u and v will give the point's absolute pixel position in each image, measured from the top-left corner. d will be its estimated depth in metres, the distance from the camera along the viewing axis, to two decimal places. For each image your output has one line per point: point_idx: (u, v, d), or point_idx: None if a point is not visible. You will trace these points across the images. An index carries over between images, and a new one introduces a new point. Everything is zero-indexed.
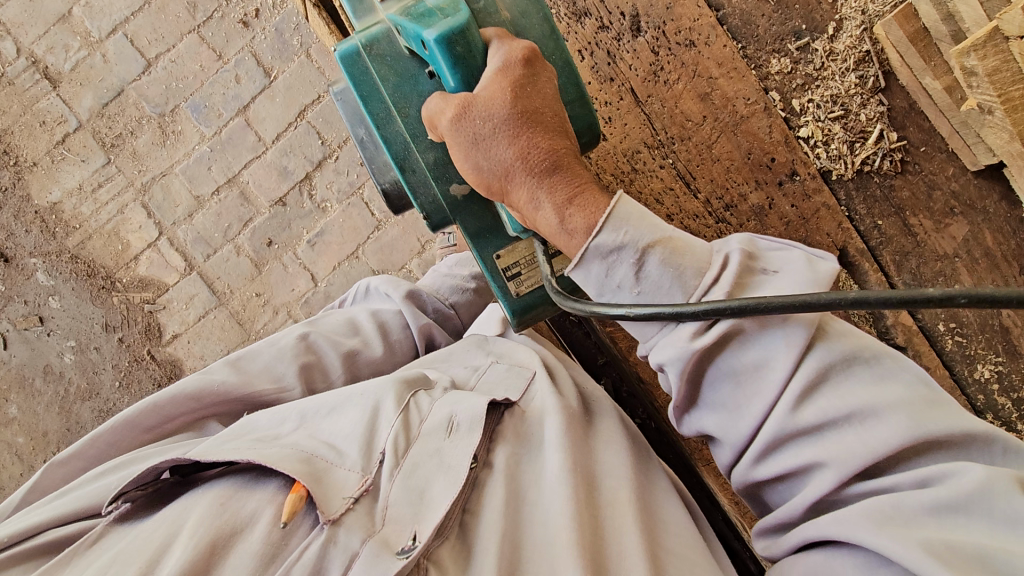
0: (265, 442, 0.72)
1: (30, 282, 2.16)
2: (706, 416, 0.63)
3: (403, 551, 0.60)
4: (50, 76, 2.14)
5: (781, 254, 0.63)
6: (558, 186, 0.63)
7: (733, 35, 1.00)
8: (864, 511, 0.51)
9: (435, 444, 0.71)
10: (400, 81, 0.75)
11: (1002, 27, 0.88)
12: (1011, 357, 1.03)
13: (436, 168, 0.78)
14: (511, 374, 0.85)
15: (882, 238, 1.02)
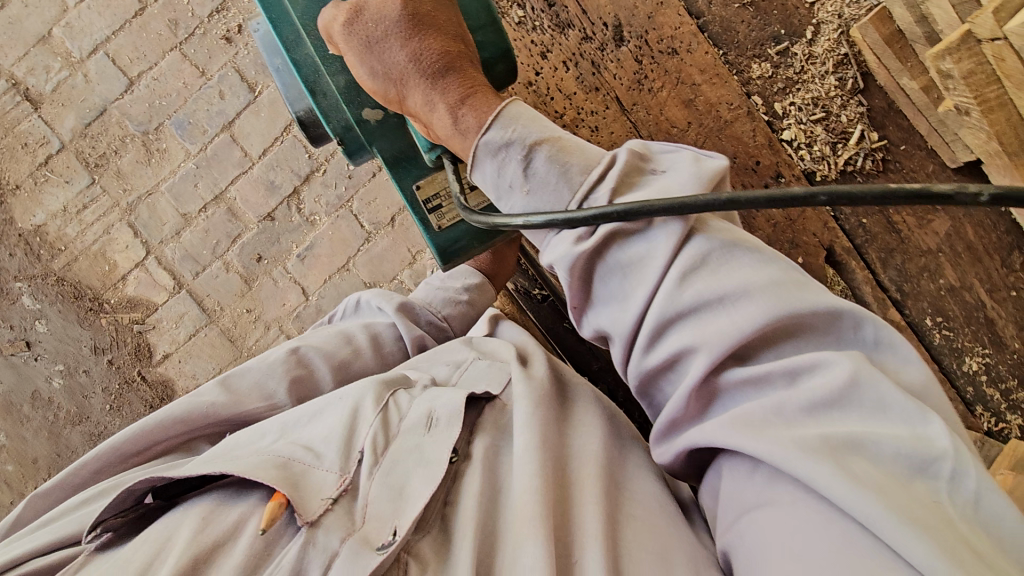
0: (245, 454, 0.72)
1: (16, 306, 2.13)
2: (601, 313, 0.62)
3: (382, 546, 0.60)
4: (31, 97, 2.12)
5: (669, 154, 0.64)
6: (451, 87, 0.67)
7: (714, 42, 1.02)
8: (747, 412, 0.54)
9: (415, 440, 0.71)
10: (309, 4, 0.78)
11: (975, 31, 0.91)
12: (997, 348, 1.05)
13: (347, 92, 0.82)
14: (494, 368, 0.85)
15: (867, 236, 1.05)
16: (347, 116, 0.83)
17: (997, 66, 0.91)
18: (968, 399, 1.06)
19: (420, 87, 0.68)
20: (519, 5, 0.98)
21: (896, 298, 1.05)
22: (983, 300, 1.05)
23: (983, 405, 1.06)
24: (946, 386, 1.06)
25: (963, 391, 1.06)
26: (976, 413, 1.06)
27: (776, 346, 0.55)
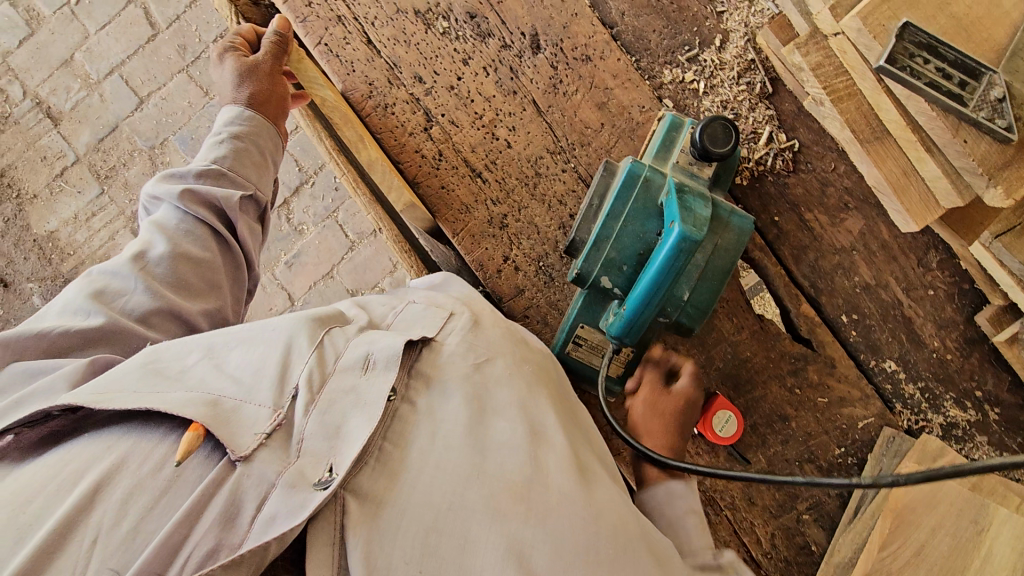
0: (162, 377, 0.64)
1: (26, 306, 2.28)
2: None
3: (321, 482, 0.59)
4: (52, 115, 2.32)
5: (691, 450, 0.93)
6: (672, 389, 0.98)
7: (628, 50, 1.08)
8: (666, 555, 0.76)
9: (351, 380, 0.67)
10: (640, 207, 0.91)
11: (820, 27, 0.91)
12: (915, 347, 1.06)
13: (606, 263, 0.93)
14: (426, 314, 0.82)
15: (780, 233, 1.07)
16: (598, 272, 0.93)
17: (842, 57, 0.90)
18: (886, 396, 1.07)
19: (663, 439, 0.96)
20: (443, 16, 1.06)
21: (811, 294, 1.07)
22: (899, 298, 1.06)
23: (902, 403, 1.06)
24: (863, 382, 1.06)
25: (882, 388, 1.07)
26: (896, 411, 1.06)
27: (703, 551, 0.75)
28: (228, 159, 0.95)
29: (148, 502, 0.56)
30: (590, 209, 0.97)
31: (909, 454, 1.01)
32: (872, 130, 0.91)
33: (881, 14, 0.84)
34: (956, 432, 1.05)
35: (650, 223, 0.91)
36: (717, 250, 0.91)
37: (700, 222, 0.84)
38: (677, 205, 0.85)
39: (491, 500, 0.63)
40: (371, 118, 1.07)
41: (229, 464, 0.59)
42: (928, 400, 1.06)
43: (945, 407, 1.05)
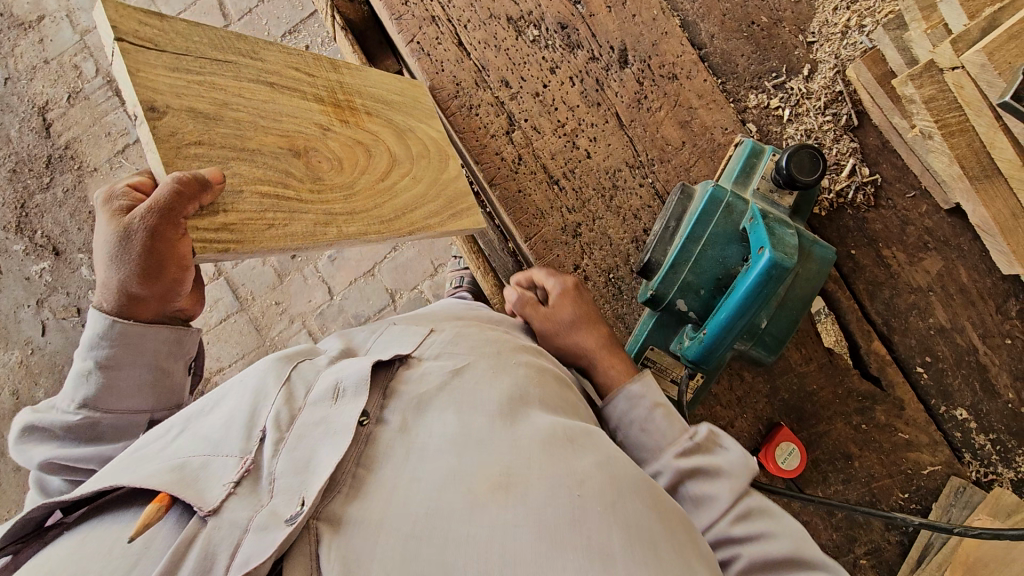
0: (137, 461, 0.64)
1: (75, 276, 2.33)
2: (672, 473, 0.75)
3: (291, 517, 0.56)
4: (121, 94, 2.39)
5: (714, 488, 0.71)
6: None
7: (714, 71, 1.09)
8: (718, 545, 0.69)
9: (322, 411, 0.66)
10: (722, 233, 0.89)
11: (936, 60, 0.93)
12: (989, 396, 1.03)
13: (684, 286, 0.91)
14: (403, 336, 0.82)
15: (855, 267, 1.06)
16: (672, 296, 0.92)
17: (957, 92, 0.92)
18: (955, 443, 1.04)
19: None
20: (534, 25, 1.08)
21: (883, 332, 1.05)
22: (974, 343, 1.03)
23: (971, 452, 1.03)
24: (932, 428, 1.03)
25: (950, 435, 1.04)
26: (964, 460, 1.03)
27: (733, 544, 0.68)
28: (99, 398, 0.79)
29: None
30: (664, 232, 0.95)
31: (980, 507, 0.98)
32: (982, 166, 0.94)
33: (1010, 50, 0.84)
34: None
35: (730, 250, 0.89)
36: (799, 280, 0.89)
37: (786, 253, 0.81)
38: (762, 234, 0.83)
39: (469, 492, 0.58)
40: (454, 117, 1.07)
41: (199, 520, 0.56)
42: (999, 453, 1.03)
43: (1017, 462, 1.02)
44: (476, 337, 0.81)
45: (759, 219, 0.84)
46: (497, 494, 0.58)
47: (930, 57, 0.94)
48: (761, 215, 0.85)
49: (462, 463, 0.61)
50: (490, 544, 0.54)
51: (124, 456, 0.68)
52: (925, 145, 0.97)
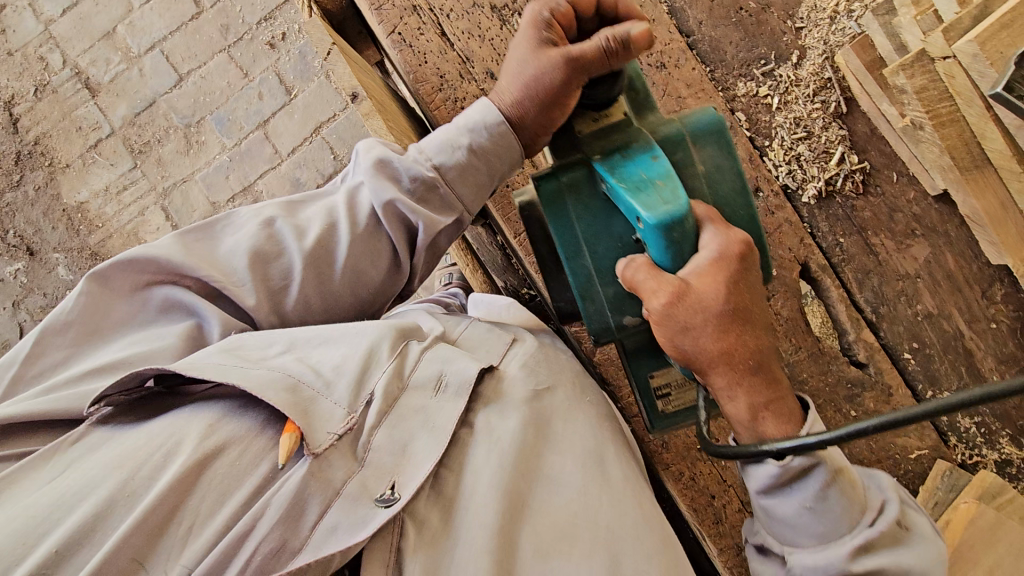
0: (251, 362, 0.74)
1: (51, 276, 2.26)
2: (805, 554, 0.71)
3: (383, 499, 0.69)
4: (90, 86, 2.31)
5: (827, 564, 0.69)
6: (756, 389, 0.72)
7: (703, 59, 1.07)
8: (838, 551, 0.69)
9: (423, 400, 0.77)
10: (594, 220, 0.83)
11: (928, 50, 0.97)
12: (975, 380, 1.04)
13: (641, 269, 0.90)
14: (492, 334, 0.88)
15: (844, 255, 1.05)
16: (610, 322, 0.86)
17: (948, 82, 0.98)
18: (941, 427, 1.05)
19: (725, 372, 0.72)
20: (519, 14, 1.05)
21: (871, 319, 1.06)
22: (961, 329, 1.05)
23: (957, 436, 1.05)
24: None
25: (937, 420, 1.05)
26: (950, 444, 1.05)
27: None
28: (453, 170, 0.86)
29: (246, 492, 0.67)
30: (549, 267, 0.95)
31: (967, 489, 1.00)
32: (973, 158, 1.00)
33: (999, 40, 0.93)
34: (1011, 470, 1.04)
35: (614, 228, 0.84)
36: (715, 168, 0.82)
37: (664, 207, 0.71)
38: (636, 199, 0.72)
39: (540, 538, 0.73)
40: (438, 112, 1.04)
41: (303, 459, 0.69)
42: (983, 435, 1.04)
43: (1000, 444, 1.03)
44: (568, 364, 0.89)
45: (613, 184, 0.74)
46: (557, 526, 0.74)
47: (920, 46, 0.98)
48: (608, 175, 0.76)
49: (538, 507, 0.75)
50: None
51: (225, 345, 0.76)
52: (915, 137, 1.01)
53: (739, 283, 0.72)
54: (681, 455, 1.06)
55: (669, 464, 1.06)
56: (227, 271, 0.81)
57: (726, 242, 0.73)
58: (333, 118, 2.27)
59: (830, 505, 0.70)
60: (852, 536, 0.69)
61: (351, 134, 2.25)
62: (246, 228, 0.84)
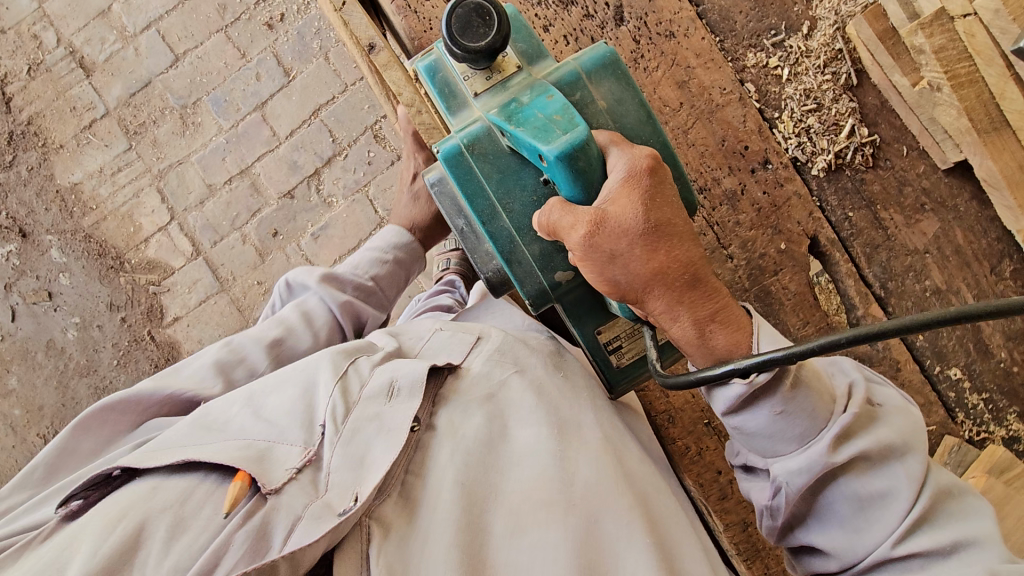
0: (207, 432, 0.79)
1: (44, 259, 2.25)
2: (789, 464, 0.71)
3: (343, 511, 0.68)
4: (84, 65, 2.27)
5: (812, 468, 0.69)
6: (697, 302, 0.70)
7: (712, 29, 1.05)
8: (821, 454, 0.69)
9: (376, 408, 0.80)
10: (504, 176, 0.83)
11: (948, 9, 0.99)
12: (982, 356, 1.04)
13: (544, 257, 0.84)
14: (452, 341, 0.94)
15: (852, 230, 1.04)
16: (542, 281, 0.85)
17: (966, 42, 0.99)
18: (948, 403, 1.04)
19: (659, 299, 0.70)
20: None
21: (880, 295, 1.04)
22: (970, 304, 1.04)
23: (965, 412, 1.04)
24: (927, 389, 1.03)
25: (944, 396, 1.04)
26: (957, 420, 1.04)
27: (853, 474, 0.69)
28: None
29: (198, 536, 0.67)
30: (470, 241, 0.92)
31: (974, 464, 1.01)
32: (993, 117, 0.99)
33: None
34: (1016, 445, 1.04)
35: (524, 180, 0.83)
36: (614, 102, 0.84)
37: (566, 138, 0.72)
38: (536, 138, 0.74)
39: (513, 515, 0.73)
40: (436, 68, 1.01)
41: (260, 497, 0.70)
42: (991, 412, 1.04)
43: (1008, 420, 1.03)
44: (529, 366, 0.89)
45: (512, 129, 0.76)
46: (524, 501, 0.74)
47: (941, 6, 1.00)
48: (506, 123, 0.78)
49: (502, 486, 0.76)
50: (523, 558, 0.70)
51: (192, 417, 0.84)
52: (932, 98, 0.99)
53: (653, 190, 0.70)
54: (687, 430, 1.05)
55: (675, 439, 1.05)
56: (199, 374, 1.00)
57: (631, 159, 0.71)
58: (331, 101, 2.24)
59: (800, 405, 0.69)
60: (831, 427, 0.70)
61: (350, 116, 2.23)
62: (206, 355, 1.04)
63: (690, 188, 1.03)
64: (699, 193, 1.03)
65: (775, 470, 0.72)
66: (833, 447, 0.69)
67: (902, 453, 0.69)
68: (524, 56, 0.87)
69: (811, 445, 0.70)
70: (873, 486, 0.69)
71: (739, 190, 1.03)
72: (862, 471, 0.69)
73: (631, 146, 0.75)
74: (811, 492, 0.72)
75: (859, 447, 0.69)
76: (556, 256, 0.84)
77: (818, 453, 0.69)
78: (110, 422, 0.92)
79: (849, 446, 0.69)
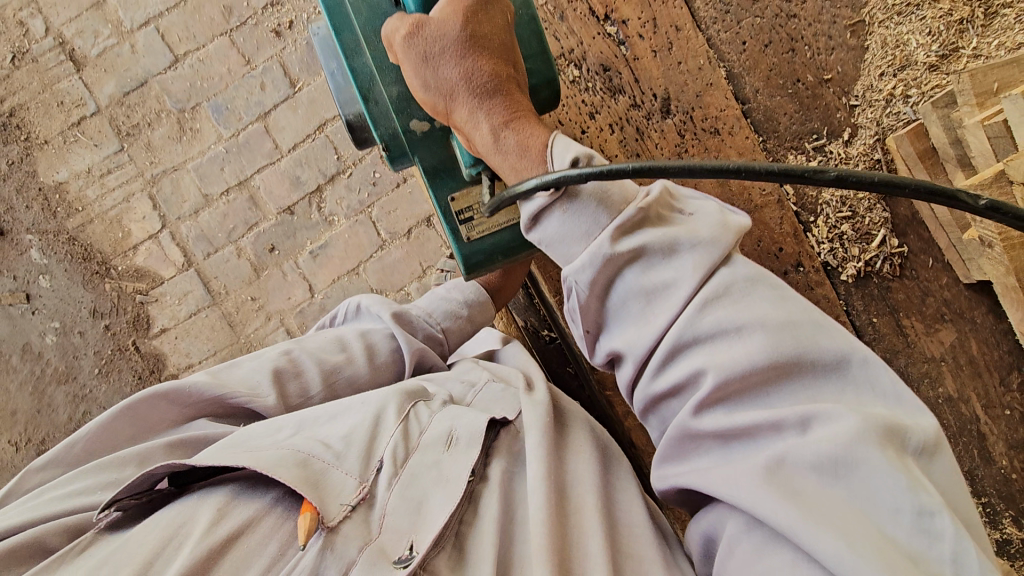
0: (261, 443, 0.83)
1: (23, 259, 2.14)
2: (581, 272, 0.67)
3: (400, 560, 0.73)
4: (75, 58, 2.15)
5: (592, 251, 0.66)
6: (496, 109, 0.73)
7: (756, 128, 1.06)
8: (605, 244, 0.66)
9: (436, 455, 0.84)
10: (372, 18, 0.87)
11: (1009, 172, 0.86)
12: (985, 463, 1.08)
13: (397, 102, 0.88)
14: (504, 395, 0.98)
15: (875, 334, 1.08)
16: (396, 125, 0.89)
17: None
18: None
19: (466, 106, 0.74)
20: (576, 64, 1.03)
21: None
22: (977, 414, 1.08)
23: None
24: None
25: None
26: None
27: (643, 268, 0.67)
28: None
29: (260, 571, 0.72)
30: (340, 82, 0.96)
31: None
32: None
33: None
34: (1008, 548, 1.09)
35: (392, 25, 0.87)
36: None
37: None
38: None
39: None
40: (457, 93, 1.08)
41: (319, 530, 0.73)
42: (987, 515, 1.09)
43: (1002, 524, 1.08)
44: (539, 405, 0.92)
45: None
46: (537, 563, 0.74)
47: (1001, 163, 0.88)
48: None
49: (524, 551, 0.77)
50: None
51: (239, 433, 0.87)
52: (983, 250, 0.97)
53: (477, 7, 0.74)
54: None
55: None
56: (252, 386, 0.98)
57: None
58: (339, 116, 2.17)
59: (585, 203, 0.68)
60: (615, 219, 0.67)
61: None
62: (265, 357, 1.04)
63: None
64: None
65: (567, 272, 0.69)
66: (614, 234, 0.67)
67: (689, 236, 0.66)
68: None
69: (594, 233, 0.67)
70: (658, 277, 0.66)
71: None
72: (647, 259, 0.67)
73: None
74: (602, 292, 0.69)
75: (646, 236, 0.67)
76: (412, 103, 0.88)
77: (601, 241, 0.67)
78: (155, 417, 0.98)
79: (632, 234, 0.67)
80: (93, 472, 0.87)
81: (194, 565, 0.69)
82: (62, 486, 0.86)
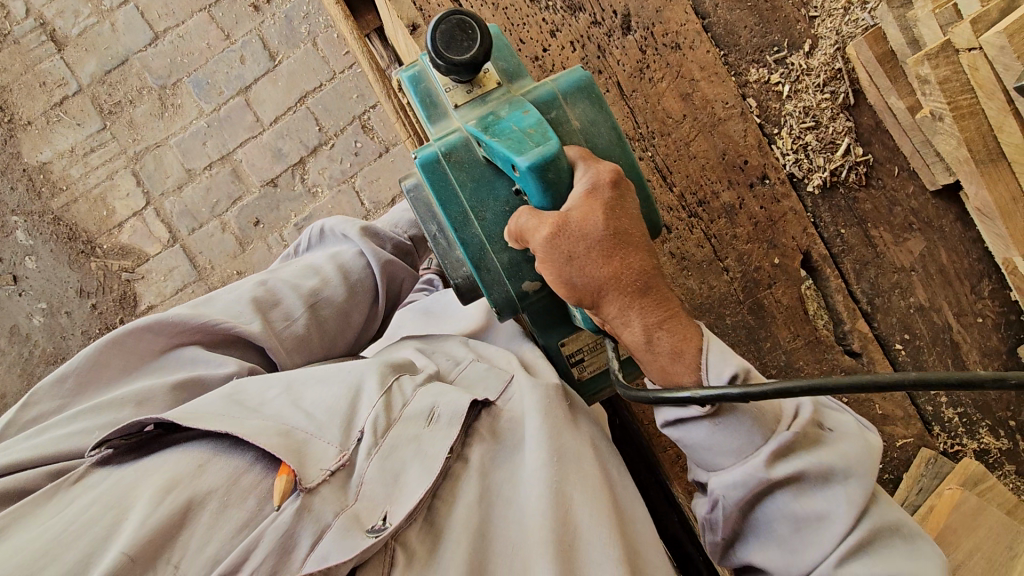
0: (245, 410, 0.81)
1: (9, 240, 2.15)
2: (694, 433, 0.73)
3: (372, 530, 0.72)
4: (56, 39, 2.17)
5: (699, 430, 0.72)
6: (650, 311, 0.72)
7: (717, 43, 1.07)
8: (716, 431, 0.71)
9: (415, 430, 0.82)
10: (478, 184, 0.83)
11: (953, 41, 0.96)
12: (960, 372, 1.07)
13: (510, 269, 0.84)
14: (489, 372, 0.94)
15: (844, 247, 1.06)
16: (509, 289, 0.85)
17: (971, 74, 0.96)
18: (927, 417, 1.08)
19: (612, 302, 0.72)
20: None
21: (866, 310, 1.07)
22: (949, 322, 1.06)
23: (941, 426, 1.08)
24: (907, 403, 1.07)
25: (923, 409, 1.08)
26: (934, 433, 1.08)
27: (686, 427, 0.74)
28: None
29: (235, 527, 0.72)
30: (442, 246, 0.90)
31: (949, 476, 1.03)
32: (989, 152, 0.98)
33: None
34: (987, 458, 1.08)
35: (496, 191, 0.83)
36: (589, 124, 0.85)
37: (537, 151, 0.74)
38: (511, 149, 0.75)
39: None
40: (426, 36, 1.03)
41: (294, 492, 0.73)
42: (964, 425, 1.08)
43: (979, 433, 1.07)
44: (539, 388, 0.89)
45: (489, 140, 0.78)
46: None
47: (946, 37, 0.96)
48: (482, 134, 0.79)
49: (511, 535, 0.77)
50: None
51: (224, 392, 0.85)
52: (931, 128, 0.99)
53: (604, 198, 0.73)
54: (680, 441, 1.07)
55: (666, 447, 1.09)
56: (235, 313, 0.97)
57: (596, 174, 0.75)
58: (319, 88, 2.18)
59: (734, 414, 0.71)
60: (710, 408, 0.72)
61: (337, 105, 2.17)
62: (242, 289, 1.03)
63: (689, 201, 1.04)
64: (698, 205, 1.04)
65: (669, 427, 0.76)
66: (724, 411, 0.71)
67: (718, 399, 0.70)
68: (504, 73, 0.89)
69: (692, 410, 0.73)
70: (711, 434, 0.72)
71: (738, 204, 1.04)
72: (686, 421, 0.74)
73: (597, 159, 0.78)
74: (747, 505, 0.72)
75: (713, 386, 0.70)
76: (525, 266, 0.84)
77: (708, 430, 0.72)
78: (138, 350, 0.93)
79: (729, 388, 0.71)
80: (90, 411, 0.83)
81: (170, 520, 0.70)
82: (59, 424, 0.82)
